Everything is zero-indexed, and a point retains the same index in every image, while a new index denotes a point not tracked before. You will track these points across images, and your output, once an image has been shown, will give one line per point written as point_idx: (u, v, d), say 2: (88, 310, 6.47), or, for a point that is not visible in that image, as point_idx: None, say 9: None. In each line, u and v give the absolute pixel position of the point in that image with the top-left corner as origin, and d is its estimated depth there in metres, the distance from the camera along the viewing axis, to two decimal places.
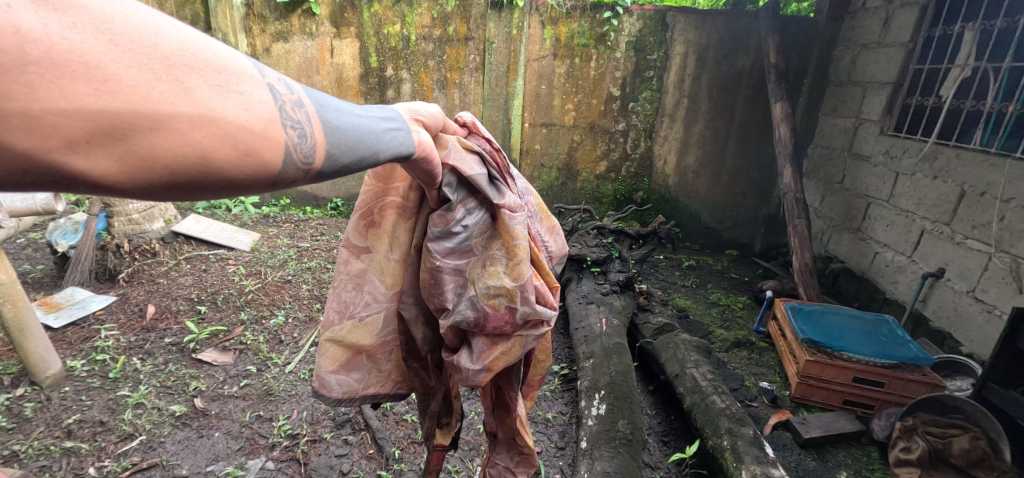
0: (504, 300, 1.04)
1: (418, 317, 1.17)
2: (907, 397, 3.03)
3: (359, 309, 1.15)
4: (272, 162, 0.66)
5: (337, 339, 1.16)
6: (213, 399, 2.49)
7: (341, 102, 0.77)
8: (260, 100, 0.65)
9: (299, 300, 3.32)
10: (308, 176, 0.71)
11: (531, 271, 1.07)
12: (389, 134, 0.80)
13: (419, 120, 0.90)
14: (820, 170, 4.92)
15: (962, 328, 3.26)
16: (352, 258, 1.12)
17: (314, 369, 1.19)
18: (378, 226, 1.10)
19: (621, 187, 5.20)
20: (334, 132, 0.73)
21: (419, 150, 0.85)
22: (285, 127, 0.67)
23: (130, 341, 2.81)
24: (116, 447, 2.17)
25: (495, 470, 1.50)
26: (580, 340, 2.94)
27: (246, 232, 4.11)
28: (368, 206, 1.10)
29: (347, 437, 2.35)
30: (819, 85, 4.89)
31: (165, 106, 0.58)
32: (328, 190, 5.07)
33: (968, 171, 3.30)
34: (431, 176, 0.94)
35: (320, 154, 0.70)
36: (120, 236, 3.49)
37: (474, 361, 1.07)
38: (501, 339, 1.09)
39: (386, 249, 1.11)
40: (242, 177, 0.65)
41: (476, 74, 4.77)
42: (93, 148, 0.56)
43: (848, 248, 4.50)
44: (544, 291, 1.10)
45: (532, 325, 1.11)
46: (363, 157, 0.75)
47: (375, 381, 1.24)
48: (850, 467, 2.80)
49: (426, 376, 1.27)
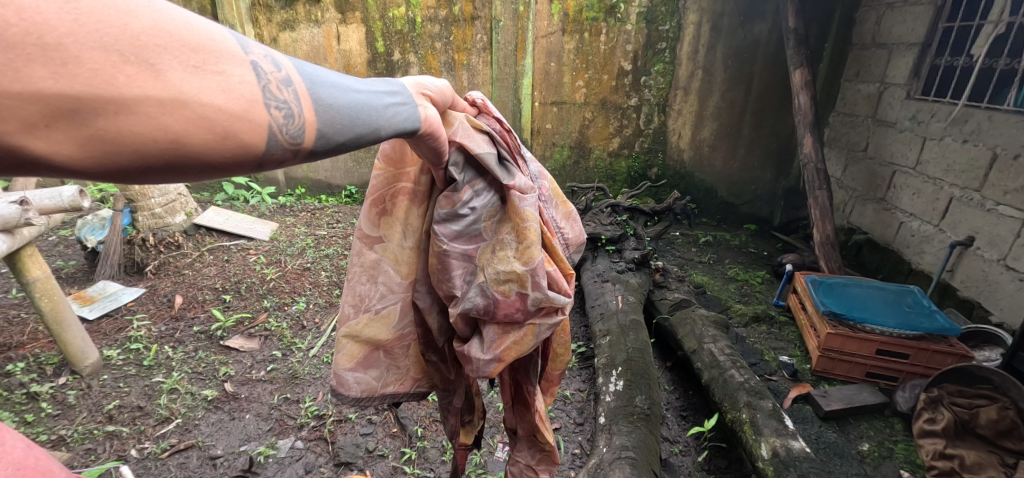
0: (515, 285, 1.05)
1: (432, 305, 1.19)
2: (933, 369, 2.99)
3: (375, 302, 1.18)
4: (255, 144, 0.63)
5: (353, 335, 1.19)
6: (242, 383, 2.60)
7: (338, 80, 0.73)
8: (240, 81, 0.62)
9: (319, 286, 3.41)
10: (298, 157, 0.68)
11: (542, 255, 1.08)
12: (392, 110, 0.78)
13: (426, 94, 0.91)
14: (843, 138, 4.77)
15: (992, 297, 3.18)
16: (365, 248, 1.15)
17: (332, 366, 1.23)
18: (390, 214, 1.12)
19: (635, 163, 5.16)
20: (326, 111, 0.70)
21: (424, 125, 0.84)
22: (270, 107, 0.64)
23: (161, 331, 2.93)
24: (154, 430, 2.29)
25: (516, 469, 1.52)
26: (597, 317, 2.97)
27: (265, 222, 4.21)
28: (380, 193, 1.11)
29: (370, 416, 2.43)
30: (840, 49, 4.71)
31: (130, 88, 0.55)
32: (342, 177, 5.16)
33: (1000, 133, 3.17)
34: (437, 154, 0.96)
35: (310, 134, 0.67)
36: (145, 231, 3.54)
37: (485, 351, 1.09)
38: (513, 328, 1.11)
39: (399, 237, 1.14)
40: (221, 161, 0.62)
41: (483, 54, 4.72)
42: (54, 132, 0.54)
43: (872, 218, 4.38)
44: (557, 278, 1.12)
45: (545, 313, 1.12)
46: (359, 134, 0.73)
47: (393, 379, 1.28)
48: (873, 439, 2.79)
49: (445, 370, 1.29)
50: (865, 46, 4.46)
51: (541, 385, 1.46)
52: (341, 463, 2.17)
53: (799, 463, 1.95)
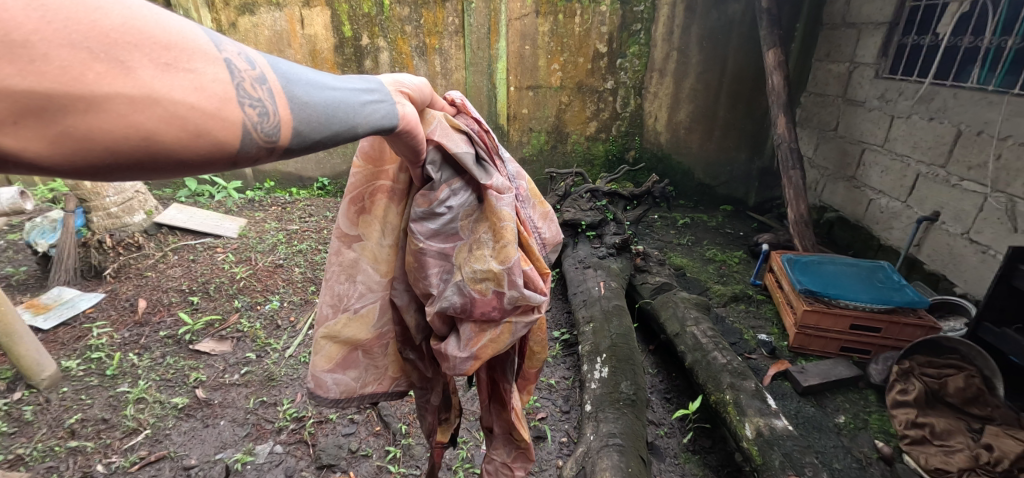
0: (492, 284, 1.00)
1: (410, 304, 1.14)
2: (904, 341, 3.08)
3: (354, 301, 1.12)
4: (229, 141, 0.61)
5: (332, 335, 1.13)
6: (215, 388, 2.50)
7: (310, 77, 0.70)
8: (213, 78, 0.60)
9: (293, 283, 3.31)
10: (273, 154, 0.66)
11: (519, 254, 1.03)
12: (371, 107, 0.75)
13: (405, 93, 0.86)
14: (814, 118, 4.84)
15: (957, 270, 3.28)
16: (344, 247, 1.08)
17: (309, 369, 1.17)
18: (368, 212, 1.06)
19: (613, 147, 5.14)
20: (302, 108, 0.67)
21: (402, 123, 0.80)
22: (243, 105, 0.62)
23: (124, 337, 2.79)
24: (122, 443, 2.19)
25: (492, 467, 1.49)
26: (579, 304, 2.95)
27: (232, 218, 4.05)
28: (358, 191, 1.05)
29: (353, 416, 2.37)
30: (812, 28, 4.74)
31: (101, 86, 0.53)
32: (313, 169, 5.02)
33: (965, 111, 3.25)
34: (416, 152, 0.91)
35: (286, 131, 0.65)
36: (101, 232, 3.38)
37: (461, 349, 1.05)
38: (490, 326, 1.06)
39: (378, 236, 1.08)
40: (195, 158, 0.60)
41: (456, 38, 4.58)
42: (22, 128, 0.52)
43: (843, 196, 4.47)
44: (533, 276, 1.08)
45: (521, 311, 1.07)
46: (336, 132, 0.71)
47: (373, 379, 1.23)
48: (848, 411, 2.87)
49: (423, 368, 1.24)
50: (836, 26, 4.49)
51: (517, 383, 1.43)
52: (324, 466, 2.11)
53: (783, 441, 1.99)
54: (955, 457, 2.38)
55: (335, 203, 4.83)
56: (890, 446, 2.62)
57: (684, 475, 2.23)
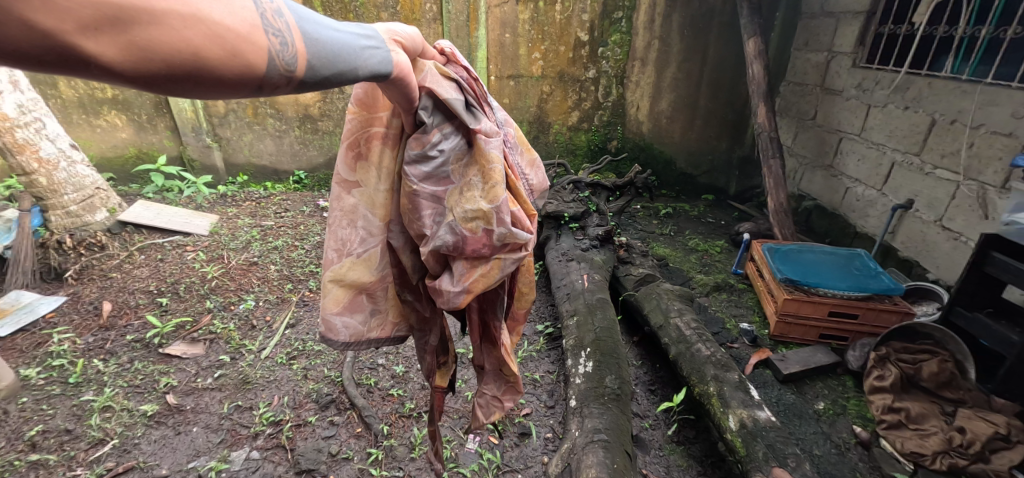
0: (481, 223, 1.03)
1: (406, 245, 1.15)
2: (881, 327, 3.13)
3: (356, 246, 1.14)
4: (259, 66, 0.69)
5: (338, 279, 1.16)
6: (187, 393, 2.42)
7: (322, 16, 0.78)
8: (244, 6, 0.68)
9: (269, 282, 3.22)
10: (292, 85, 0.74)
11: (507, 195, 1.06)
12: (371, 52, 0.82)
13: (397, 40, 0.90)
14: (793, 107, 4.87)
15: (930, 256, 3.35)
16: (343, 193, 1.11)
17: (318, 313, 1.19)
18: (365, 158, 1.08)
19: (595, 137, 5.11)
20: (316, 44, 0.75)
21: (397, 70, 0.87)
22: (269, 35, 0.70)
23: (89, 343, 2.68)
24: (87, 454, 2.10)
25: (483, 402, 1.52)
26: (563, 298, 2.93)
27: (203, 215, 3.91)
28: (355, 137, 1.07)
29: (332, 418, 2.32)
30: (791, 17, 4.75)
31: (159, 2, 0.62)
32: (289, 162, 4.89)
33: (939, 100, 3.29)
34: (408, 99, 0.95)
35: (303, 63, 0.73)
36: (60, 232, 3.27)
37: (454, 283, 1.08)
38: (480, 262, 1.09)
39: (375, 181, 1.10)
40: (231, 79, 0.68)
41: (434, 26, 4.46)
42: (101, 37, 0.60)
43: (820, 185, 4.52)
44: (521, 217, 1.10)
45: (510, 249, 1.10)
46: (343, 72, 0.78)
47: (376, 324, 1.25)
48: (827, 397, 2.91)
49: (421, 309, 1.27)
50: (814, 15, 4.51)
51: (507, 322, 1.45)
52: (303, 471, 2.06)
53: (766, 433, 2.01)
54: (930, 440, 2.44)
55: (311, 197, 4.72)
56: (868, 431, 2.67)
57: (669, 467, 2.24)
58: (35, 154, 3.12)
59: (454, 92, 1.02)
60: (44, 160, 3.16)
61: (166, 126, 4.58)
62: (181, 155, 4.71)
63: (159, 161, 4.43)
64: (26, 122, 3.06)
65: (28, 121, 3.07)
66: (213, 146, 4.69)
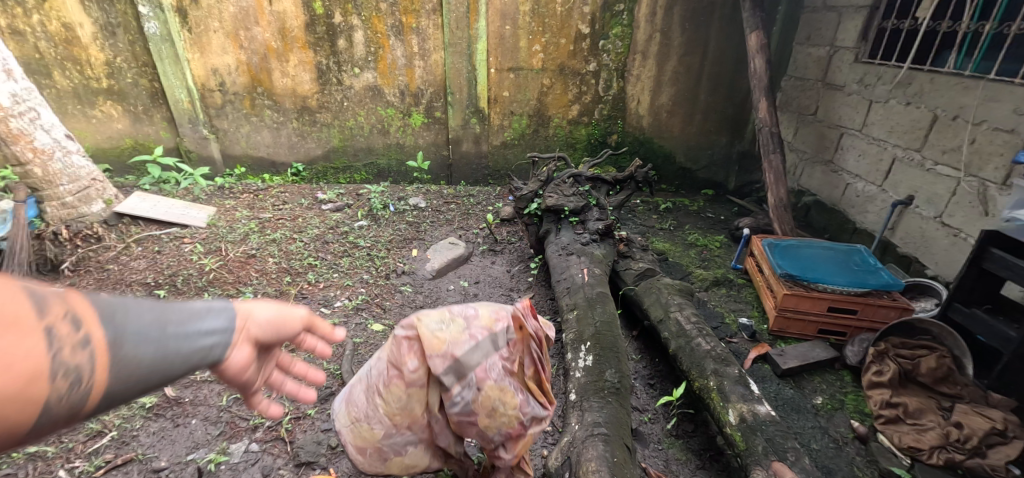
0: (513, 417, 1.49)
1: (445, 433, 1.58)
2: (879, 322, 3.13)
3: (394, 435, 1.54)
4: (43, 398, 0.84)
5: (372, 439, 1.55)
6: (185, 385, 2.41)
7: (123, 333, 0.96)
8: (31, 348, 0.83)
9: (267, 274, 3.21)
10: (83, 413, 0.91)
11: (524, 393, 1.54)
12: (201, 349, 1.08)
13: (287, 317, 1.31)
14: (794, 102, 4.85)
15: (929, 252, 3.35)
16: (396, 429, 1.54)
17: (348, 452, 1.60)
18: (406, 411, 1.52)
19: (594, 131, 5.08)
20: (117, 375, 0.93)
21: (228, 362, 1.14)
22: (60, 373, 0.85)
23: None
24: (86, 446, 2.10)
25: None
26: (563, 292, 2.93)
27: (201, 207, 3.88)
28: (391, 402, 1.52)
29: (331, 410, 2.33)
30: (793, 12, 4.73)
31: None
32: (286, 154, 4.86)
33: (941, 95, 3.28)
34: (314, 349, 1.46)
35: (95, 391, 0.90)
36: (57, 223, 3.22)
37: (507, 452, 1.54)
38: (521, 436, 1.53)
39: (422, 416, 1.54)
40: (12, 419, 0.82)
41: (433, 17, 4.42)
42: None
43: (820, 180, 4.51)
44: (535, 394, 1.57)
45: (535, 419, 1.56)
46: (146, 385, 0.99)
47: (419, 464, 1.62)
48: (825, 392, 2.92)
49: (440, 454, 1.66)
50: (816, 9, 4.48)
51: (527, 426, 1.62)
52: (303, 464, 2.06)
53: (765, 427, 2.02)
54: (927, 435, 2.45)
55: (309, 190, 4.69)
56: (865, 426, 2.68)
57: (667, 460, 2.25)
58: (29, 144, 3.10)
59: (467, 344, 1.49)
60: (38, 150, 3.14)
61: (163, 117, 4.55)
62: (178, 147, 4.68)
63: (156, 153, 4.39)
64: (20, 111, 3.05)
65: (22, 111, 3.05)
66: (210, 138, 4.66)
